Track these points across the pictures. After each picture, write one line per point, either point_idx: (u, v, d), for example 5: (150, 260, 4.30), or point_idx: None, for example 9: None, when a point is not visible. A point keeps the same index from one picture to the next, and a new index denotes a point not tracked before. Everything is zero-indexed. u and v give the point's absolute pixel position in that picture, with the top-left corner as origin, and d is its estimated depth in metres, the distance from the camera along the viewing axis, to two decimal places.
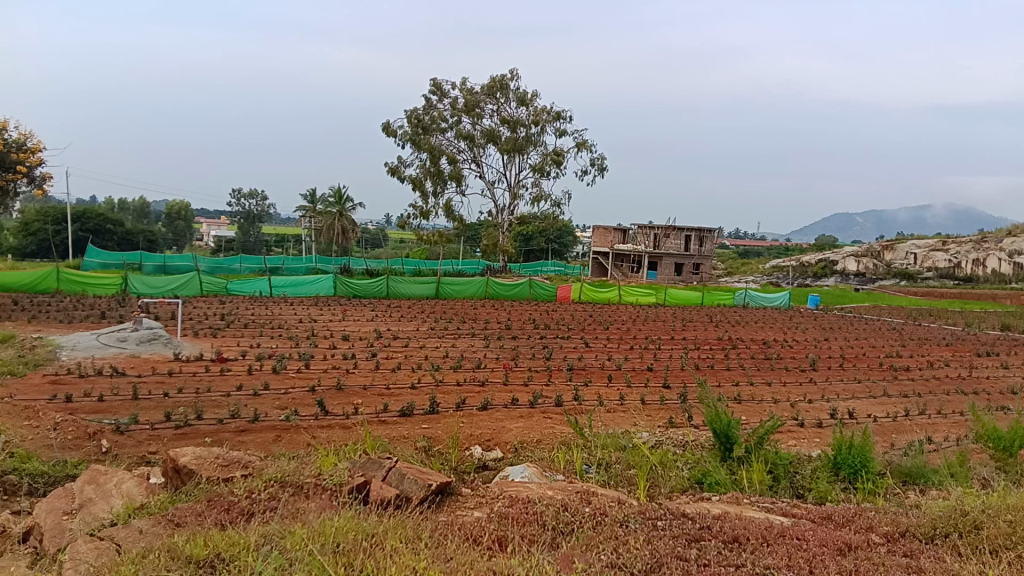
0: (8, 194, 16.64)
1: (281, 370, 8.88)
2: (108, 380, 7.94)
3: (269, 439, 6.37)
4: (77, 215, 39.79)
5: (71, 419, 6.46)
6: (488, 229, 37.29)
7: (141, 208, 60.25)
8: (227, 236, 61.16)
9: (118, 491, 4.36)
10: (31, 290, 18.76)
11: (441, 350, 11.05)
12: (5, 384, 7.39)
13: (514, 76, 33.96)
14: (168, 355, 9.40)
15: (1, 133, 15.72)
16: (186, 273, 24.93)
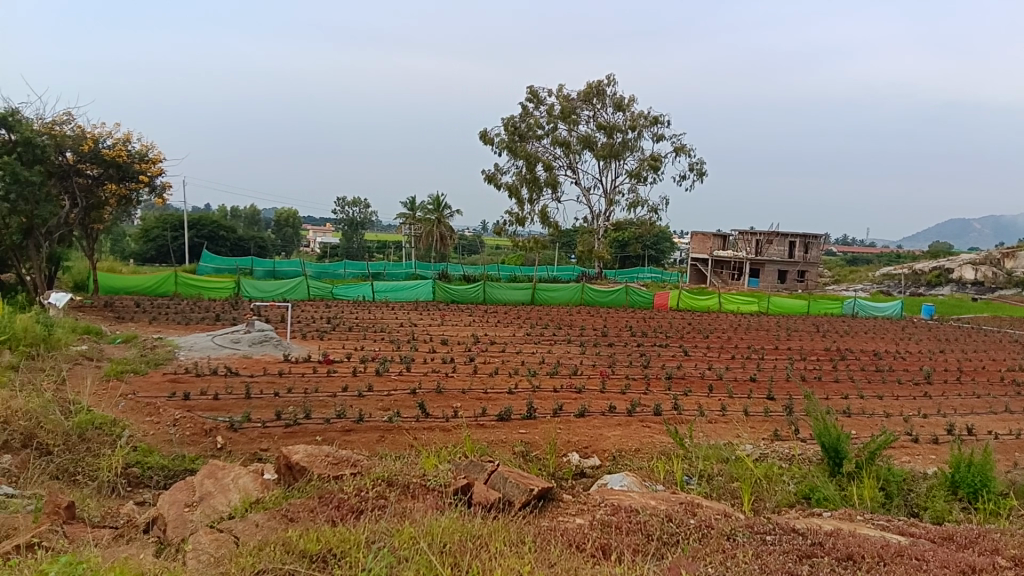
0: (132, 202, 17.65)
1: (383, 373, 9.07)
2: (223, 379, 8.30)
3: (373, 439, 6.51)
4: (193, 222, 41.87)
5: (189, 416, 6.78)
6: (583, 236, 37.19)
7: (252, 215, 62.96)
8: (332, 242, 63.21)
9: (235, 485, 4.53)
10: (151, 292, 19.83)
11: (537, 356, 11.05)
12: (130, 381, 7.81)
13: (611, 82, 33.76)
14: (278, 356, 9.75)
15: (124, 145, 16.66)
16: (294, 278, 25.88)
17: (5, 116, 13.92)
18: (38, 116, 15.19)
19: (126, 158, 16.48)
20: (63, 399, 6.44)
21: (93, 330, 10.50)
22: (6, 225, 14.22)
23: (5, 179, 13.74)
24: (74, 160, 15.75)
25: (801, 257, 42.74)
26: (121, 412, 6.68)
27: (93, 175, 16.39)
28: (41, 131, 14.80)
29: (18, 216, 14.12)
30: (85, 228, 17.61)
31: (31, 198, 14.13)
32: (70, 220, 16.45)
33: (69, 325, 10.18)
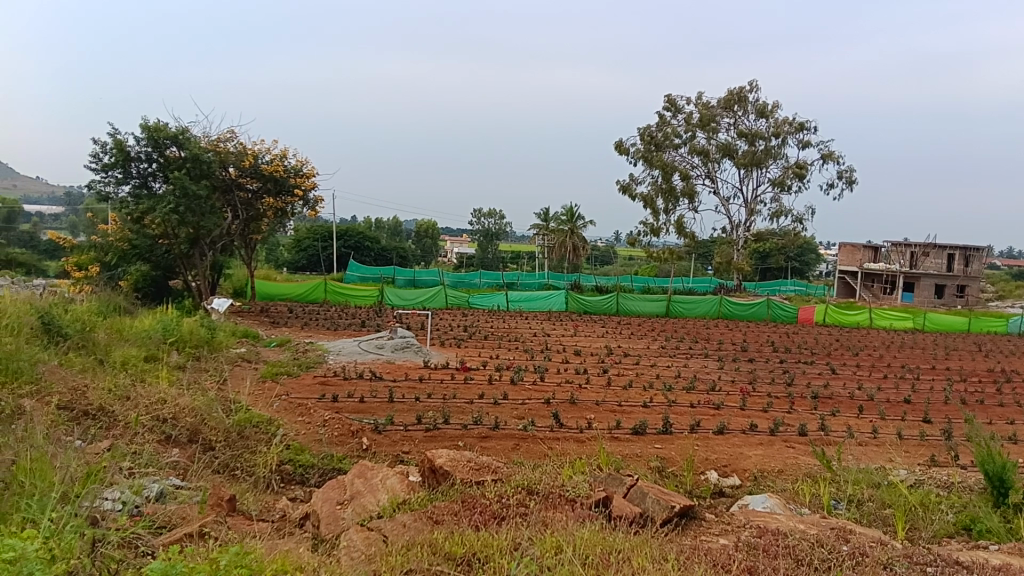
0: (287, 215, 18.74)
1: (518, 382, 9.16)
2: (368, 383, 8.64)
3: (508, 446, 6.59)
4: (340, 233, 43.99)
5: (337, 417, 7.11)
6: (721, 247, 36.27)
7: (395, 226, 65.38)
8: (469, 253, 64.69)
9: (383, 485, 4.70)
10: (303, 299, 20.96)
11: (673, 370, 10.86)
12: (283, 382, 8.27)
13: (753, 87, 32.80)
14: (418, 362, 10.06)
15: (282, 161, 17.72)
16: (433, 288, 26.69)
17: (176, 134, 15.10)
18: (206, 134, 16.42)
19: (283, 173, 17.51)
20: (225, 397, 6.89)
21: (251, 333, 11.21)
22: (176, 236, 15.41)
23: (176, 193, 14.90)
24: (235, 175, 16.90)
25: (961, 271, 40.08)
26: (275, 412, 7.08)
27: (253, 189, 17.52)
28: (208, 148, 16.01)
29: (186, 227, 15.26)
30: (245, 239, 18.83)
31: (198, 210, 15.25)
32: (231, 231, 17.64)
33: (231, 329, 10.92)
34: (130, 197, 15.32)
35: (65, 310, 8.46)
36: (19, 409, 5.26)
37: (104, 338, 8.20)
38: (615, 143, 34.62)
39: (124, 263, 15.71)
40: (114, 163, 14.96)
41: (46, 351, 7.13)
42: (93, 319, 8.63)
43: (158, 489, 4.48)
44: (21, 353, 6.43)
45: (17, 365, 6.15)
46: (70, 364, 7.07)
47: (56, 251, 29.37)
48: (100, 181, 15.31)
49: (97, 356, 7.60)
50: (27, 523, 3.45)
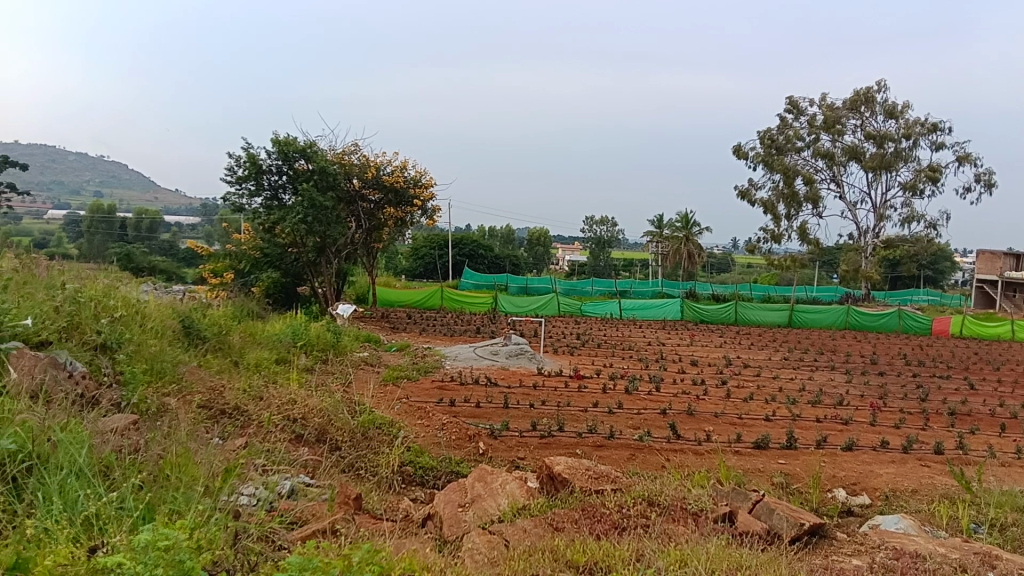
0: (407, 224, 19.28)
1: (633, 391, 9.07)
2: (484, 389, 8.74)
3: (624, 456, 6.54)
4: (455, 241, 44.85)
5: (454, 422, 7.25)
6: (846, 253, 34.80)
7: (508, 234, 66.11)
8: (582, 261, 64.65)
9: (503, 490, 4.76)
10: (420, 306, 21.50)
11: (796, 382, 10.48)
12: (402, 386, 8.50)
13: (882, 87, 31.44)
14: (533, 369, 10.12)
15: (402, 172, 18.20)
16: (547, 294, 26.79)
17: (305, 148, 15.80)
18: (332, 148, 17.15)
19: (403, 184, 18.02)
20: (349, 399, 7.15)
21: (374, 338, 11.59)
22: (304, 244, 16.10)
23: (304, 204, 15.57)
24: (359, 186, 17.56)
25: None
26: (396, 414, 7.28)
27: (375, 200, 18.13)
28: (334, 161, 16.71)
29: (313, 236, 15.93)
30: (366, 247, 19.48)
31: (324, 220, 15.90)
32: (354, 240, 18.30)
33: (354, 333, 11.32)
34: (262, 208, 16.14)
35: (204, 314, 9.00)
36: (164, 406, 5.61)
37: (238, 341, 8.67)
38: (733, 148, 33.84)
39: (256, 270, 16.56)
40: (248, 176, 15.82)
41: (188, 352, 7.60)
42: (229, 323, 9.15)
43: (288, 485, 4.67)
44: (166, 354, 6.88)
45: (162, 365, 6.57)
46: (209, 365, 7.51)
47: (194, 258, 31.26)
48: (235, 193, 16.22)
49: (232, 358, 8.04)
50: (174, 514, 3.65)
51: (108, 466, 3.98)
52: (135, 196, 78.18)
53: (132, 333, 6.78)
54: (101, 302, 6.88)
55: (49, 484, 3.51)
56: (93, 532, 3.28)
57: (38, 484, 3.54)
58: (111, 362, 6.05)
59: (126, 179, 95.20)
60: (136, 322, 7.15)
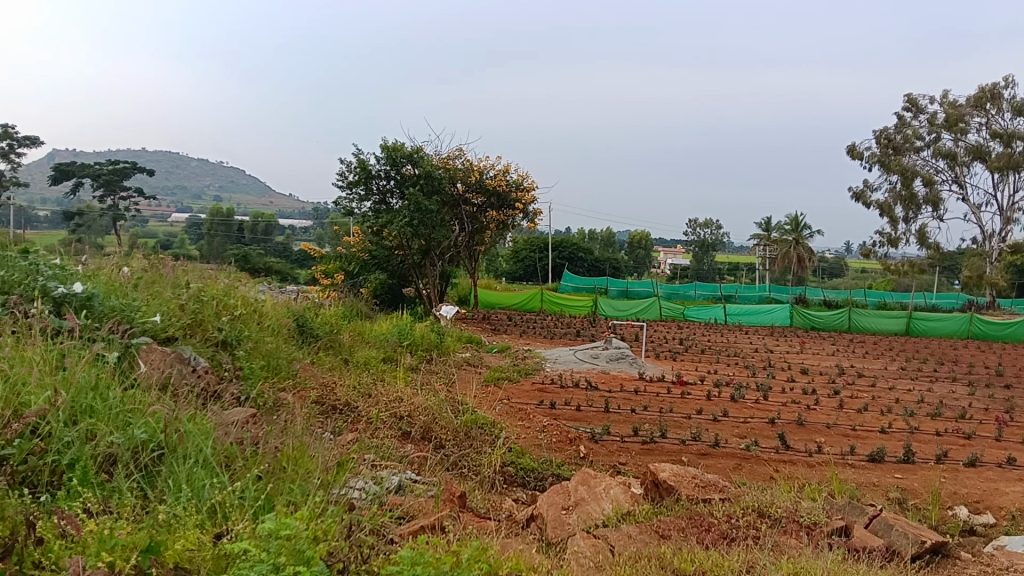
0: (508, 227, 19.43)
1: (739, 398, 8.85)
2: (585, 392, 8.71)
3: (730, 466, 6.39)
4: (556, 244, 44.97)
5: (556, 424, 7.26)
6: (969, 258, 32.95)
7: (609, 237, 65.75)
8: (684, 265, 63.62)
9: (608, 495, 4.74)
10: (521, 308, 21.70)
11: (914, 394, 9.99)
12: (504, 387, 8.58)
13: (1010, 83, 29.63)
14: (634, 374, 10.03)
15: (504, 175, 18.35)
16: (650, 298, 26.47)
17: (412, 153, 16.21)
18: (438, 152, 17.50)
19: (505, 188, 18.19)
20: (453, 399, 7.27)
21: (476, 339, 11.76)
22: (410, 247, 16.48)
23: (411, 208, 15.96)
24: (463, 190, 17.89)
25: None
26: (498, 415, 7.35)
27: (477, 203, 18.37)
28: (439, 166, 17.07)
29: (419, 239, 16.28)
30: (469, 250, 19.77)
31: (429, 223, 16.21)
32: (458, 243, 18.60)
33: (457, 334, 11.51)
34: (370, 212, 16.72)
35: (316, 314, 9.35)
36: (279, 401, 5.88)
37: (348, 339, 8.96)
38: (847, 149, 32.59)
39: (365, 271, 17.01)
40: (358, 181, 16.39)
41: (302, 350, 7.91)
42: (339, 322, 9.47)
43: (396, 480, 4.79)
44: (281, 351, 7.19)
45: (277, 361, 6.88)
46: (320, 362, 7.80)
47: (306, 259, 32.47)
48: (346, 197, 16.85)
49: (342, 356, 8.33)
50: (290, 505, 3.80)
51: (230, 456, 4.18)
52: (251, 199, 81.86)
53: (250, 331, 7.09)
54: (222, 301, 7.25)
55: (178, 471, 3.72)
56: (218, 519, 3.46)
57: (169, 471, 3.75)
58: (232, 358, 6.36)
59: (243, 184, 99.71)
60: (254, 320, 7.49)
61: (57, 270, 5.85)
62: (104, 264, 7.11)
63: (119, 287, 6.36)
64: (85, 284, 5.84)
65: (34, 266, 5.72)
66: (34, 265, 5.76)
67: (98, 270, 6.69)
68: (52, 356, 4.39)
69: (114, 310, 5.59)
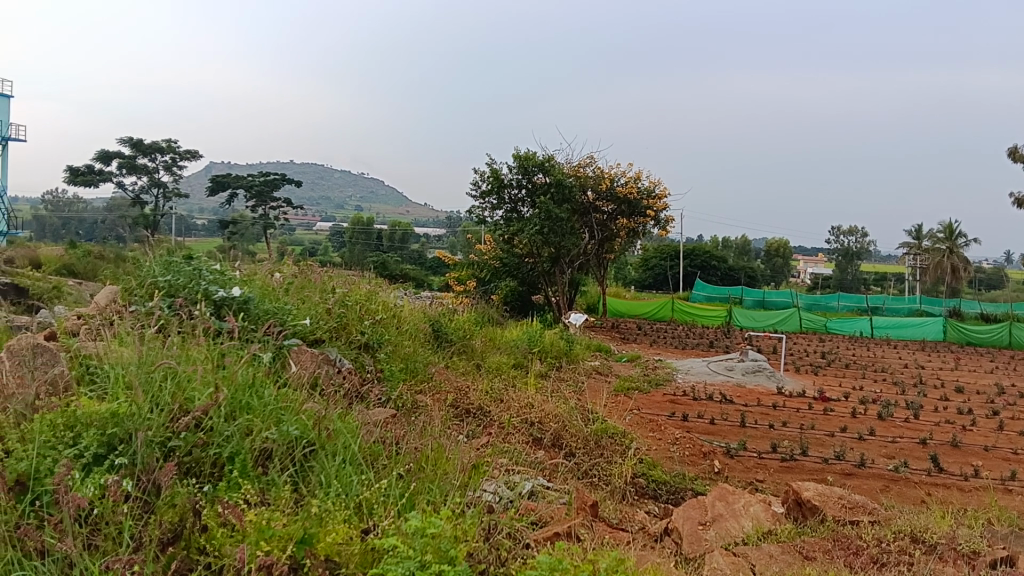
0: (639, 235, 19.24)
1: (886, 417, 8.38)
2: (719, 405, 8.50)
3: (876, 487, 6.06)
4: (688, 252, 44.19)
5: (688, 437, 7.13)
6: None
7: (744, 245, 63.93)
8: (826, 274, 60.92)
9: (747, 512, 4.60)
10: (652, 318, 21.47)
11: None
12: (634, 398, 8.49)
13: None
14: (772, 388, 9.69)
15: (635, 183, 18.21)
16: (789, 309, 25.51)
17: (543, 162, 16.43)
18: (568, 161, 17.59)
19: (637, 195, 18.05)
20: (584, 407, 7.28)
21: (605, 347, 11.74)
22: (540, 255, 16.66)
23: (541, 216, 16.14)
24: (593, 198, 17.91)
25: None
26: (629, 425, 7.29)
27: (608, 211, 18.33)
28: (570, 174, 17.16)
29: (549, 247, 16.37)
30: (599, 258, 19.74)
31: (559, 232, 16.27)
32: (588, 251, 18.59)
33: (586, 342, 11.50)
34: (502, 221, 17.06)
35: (451, 319, 9.60)
36: (416, 403, 6.07)
37: (480, 345, 9.13)
38: (1008, 151, 30.30)
39: (496, 279, 17.24)
40: (491, 190, 16.87)
41: (437, 354, 8.19)
42: (472, 328, 9.67)
43: (529, 485, 4.83)
44: (418, 355, 7.45)
45: (414, 365, 7.12)
46: (455, 367, 8.02)
47: (440, 266, 33.32)
48: (479, 206, 17.33)
49: (475, 361, 8.54)
50: (431, 504, 3.93)
51: (374, 456, 4.38)
52: (388, 209, 84.95)
53: (390, 334, 7.38)
54: (365, 305, 7.57)
55: (327, 468, 3.93)
56: (363, 515, 3.62)
57: (319, 468, 3.96)
58: (373, 361, 6.64)
59: (380, 193, 103.42)
60: (394, 324, 7.79)
61: (217, 275, 6.27)
62: (258, 270, 7.59)
63: (273, 292, 6.75)
64: (242, 288, 6.23)
65: (197, 270, 6.16)
66: (197, 269, 6.20)
67: (254, 275, 7.14)
68: (214, 355, 4.72)
69: (268, 313, 5.95)
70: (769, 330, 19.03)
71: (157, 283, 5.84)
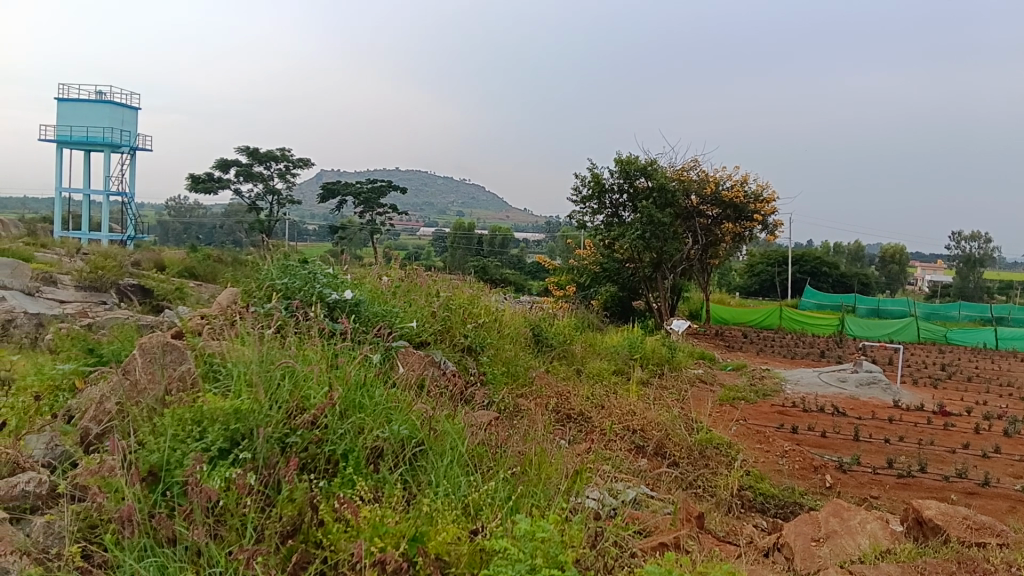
0: (744, 240, 18.78)
1: (1014, 434, 7.88)
2: (830, 418, 8.20)
3: (1002, 508, 5.71)
4: (796, 258, 42.88)
5: (798, 449, 6.91)
6: None
7: (857, 251, 61.41)
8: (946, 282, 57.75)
9: (864, 529, 4.42)
10: (758, 326, 20.90)
11: None
12: (740, 408, 8.29)
13: None
14: (887, 400, 9.26)
15: (742, 186, 17.82)
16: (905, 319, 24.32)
17: (645, 166, 16.30)
18: (671, 165, 17.37)
19: (743, 199, 17.66)
20: (687, 416, 7.15)
21: (708, 355, 11.50)
22: (641, 260, 16.51)
23: (643, 221, 15.98)
24: (697, 203, 17.64)
25: None
26: (735, 436, 7.12)
27: (712, 215, 17.98)
28: (673, 178, 16.94)
29: (650, 252, 16.20)
30: (702, 263, 19.39)
31: (662, 236, 16.06)
32: (691, 256, 18.28)
33: (689, 350, 11.30)
34: (603, 225, 17.02)
35: (552, 324, 9.63)
36: (518, 407, 6.11)
37: (581, 350, 9.12)
38: None
39: (596, 284, 17.18)
40: (592, 195, 16.82)
41: (538, 359, 8.25)
42: (572, 333, 9.68)
43: (633, 494, 4.78)
44: (520, 359, 7.52)
45: (516, 369, 7.19)
46: (556, 372, 8.05)
47: (539, 271, 33.44)
48: (580, 211, 17.32)
49: (576, 366, 8.54)
50: (536, 508, 3.96)
51: (479, 458, 4.44)
52: (490, 215, 85.90)
53: (492, 338, 7.46)
54: (468, 309, 7.69)
55: (437, 468, 4.03)
56: (471, 516, 3.70)
57: (428, 469, 4.06)
58: (476, 364, 6.74)
59: (482, 199, 104.66)
60: (496, 327, 7.88)
61: (330, 278, 6.51)
62: (367, 273, 7.83)
63: (382, 294, 6.95)
64: (353, 291, 6.44)
65: (312, 273, 6.41)
66: (312, 272, 6.44)
67: (364, 279, 7.38)
68: (328, 356, 4.89)
69: (377, 316, 6.14)
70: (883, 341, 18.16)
71: (275, 286, 6.11)
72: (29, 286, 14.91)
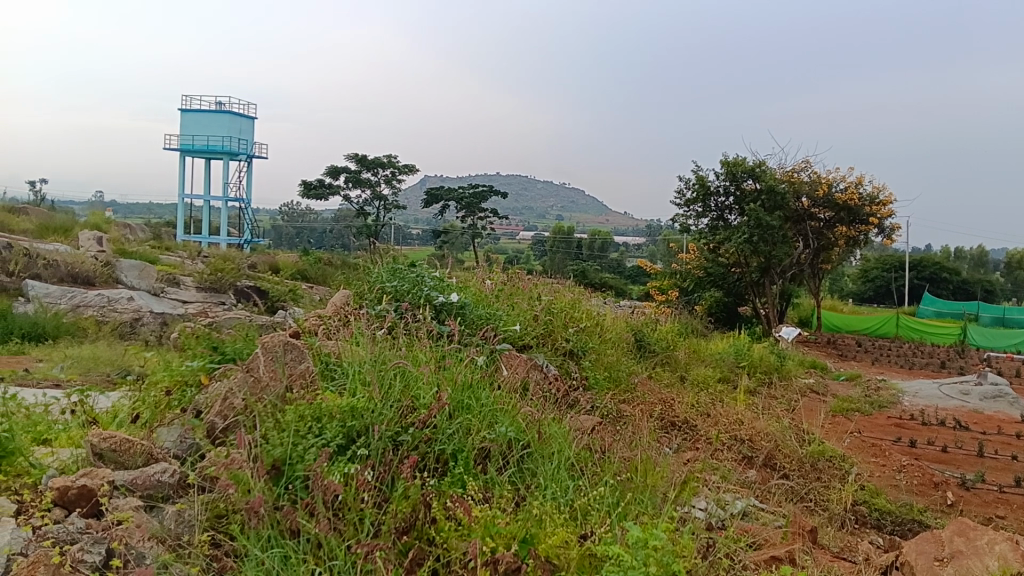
0: (859, 244, 18.05)
1: None
2: (952, 432, 7.79)
3: None
4: (914, 263, 40.89)
5: (916, 464, 6.61)
6: None
7: (981, 255, 57.99)
8: None
9: (992, 550, 4.18)
10: (873, 333, 20.09)
11: None
12: (854, 419, 7.99)
13: None
14: (1015, 415, 8.73)
15: (857, 188, 17.16)
16: None
17: (753, 168, 15.93)
18: (781, 166, 16.91)
19: (858, 201, 16.99)
20: (797, 427, 6.95)
21: (820, 364, 11.12)
22: (747, 264, 16.11)
23: (750, 224, 15.61)
24: (808, 205, 17.11)
25: None
26: (848, 448, 6.88)
27: (824, 218, 17.38)
28: (783, 180, 16.48)
29: (757, 256, 15.77)
30: (812, 267, 18.77)
31: (770, 240, 15.63)
32: (801, 260, 17.71)
33: (799, 358, 10.95)
34: (707, 229, 16.74)
35: (655, 329, 9.54)
36: (621, 413, 6.08)
37: (685, 356, 8.98)
38: None
39: (700, 288, 16.85)
40: (696, 198, 16.56)
41: (641, 364, 8.19)
42: (676, 339, 9.55)
43: (742, 505, 4.68)
44: (622, 364, 7.48)
45: (618, 374, 7.16)
46: (659, 378, 7.99)
47: (640, 275, 33.10)
48: (683, 214, 17.08)
49: (681, 373, 8.43)
50: (642, 516, 3.95)
51: (584, 462, 4.45)
52: (590, 219, 85.18)
53: (595, 342, 7.46)
54: (571, 313, 7.71)
55: (544, 471, 4.08)
56: (579, 520, 3.72)
57: (536, 471, 4.12)
58: (579, 368, 6.76)
59: (582, 202, 104.28)
60: (599, 332, 7.88)
61: (437, 281, 6.67)
62: (472, 277, 7.96)
63: (487, 298, 7.05)
64: (459, 294, 6.59)
65: (419, 277, 6.58)
66: (420, 276, 6.62)
67: (469, 282, 7.51)
68: (437, 357, 5.02)
69: (483, 319, 6.25)
70: (1011, 351, 17.09)
71: (385, 289, 6.29)
72: (155, 287, 15.88)
